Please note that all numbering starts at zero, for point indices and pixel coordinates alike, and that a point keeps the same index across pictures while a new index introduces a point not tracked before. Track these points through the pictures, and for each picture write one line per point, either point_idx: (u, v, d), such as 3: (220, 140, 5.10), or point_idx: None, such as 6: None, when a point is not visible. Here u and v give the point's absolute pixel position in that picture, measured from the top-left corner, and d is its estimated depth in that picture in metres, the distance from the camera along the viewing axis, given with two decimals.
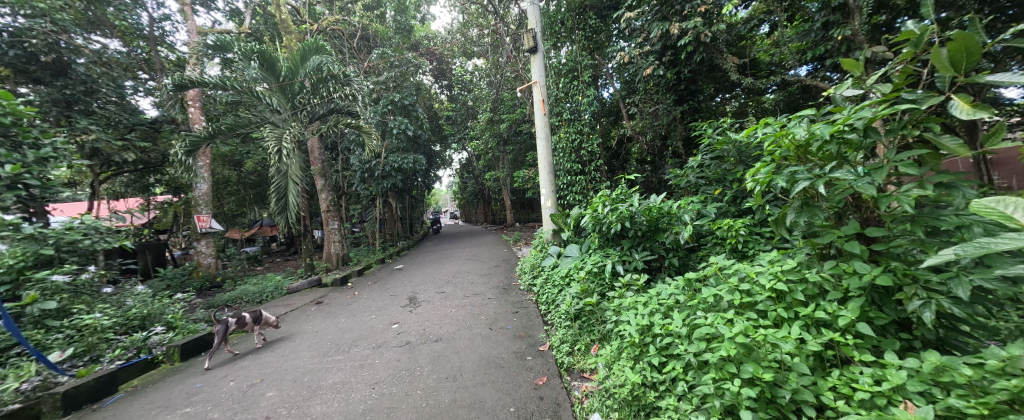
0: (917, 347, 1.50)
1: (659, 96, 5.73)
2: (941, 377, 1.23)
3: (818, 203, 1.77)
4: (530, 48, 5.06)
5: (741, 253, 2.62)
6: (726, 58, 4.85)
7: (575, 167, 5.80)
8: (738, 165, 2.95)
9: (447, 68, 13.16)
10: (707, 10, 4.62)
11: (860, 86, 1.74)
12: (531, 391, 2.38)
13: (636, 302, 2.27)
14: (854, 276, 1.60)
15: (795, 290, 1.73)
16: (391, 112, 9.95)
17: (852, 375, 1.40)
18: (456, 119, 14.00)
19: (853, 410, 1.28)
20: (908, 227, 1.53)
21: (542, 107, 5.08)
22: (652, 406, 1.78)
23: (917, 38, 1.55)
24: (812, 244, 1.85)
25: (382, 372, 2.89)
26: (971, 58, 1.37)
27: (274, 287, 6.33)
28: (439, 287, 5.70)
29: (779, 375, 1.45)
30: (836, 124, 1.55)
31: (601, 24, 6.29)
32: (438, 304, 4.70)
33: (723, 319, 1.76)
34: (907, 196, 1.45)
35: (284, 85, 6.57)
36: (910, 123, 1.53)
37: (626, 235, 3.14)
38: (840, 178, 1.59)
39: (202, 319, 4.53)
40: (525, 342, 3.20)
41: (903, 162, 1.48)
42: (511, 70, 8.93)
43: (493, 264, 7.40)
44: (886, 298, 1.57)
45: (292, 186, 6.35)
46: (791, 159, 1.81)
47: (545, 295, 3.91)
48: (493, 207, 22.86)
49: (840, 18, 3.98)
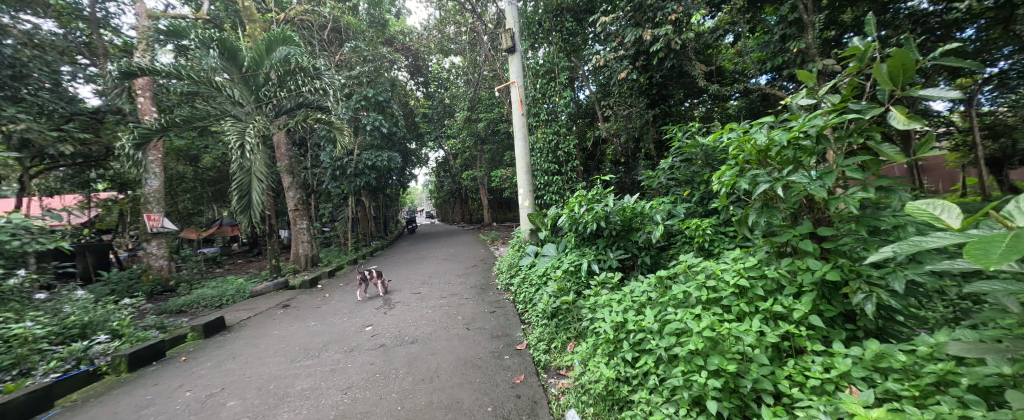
0: (860, 336, 1.67)
1: (632, 100, 5.93)
2: (880, 363, 1.37)
3: (777, 204, 1.90)
4: (508, 48, 5.05)
5: (708, 251, 2.73)
6: (695, 66, 5.05)
7: (552, 168, 5.89)
8: (705, 167, 3.09)
9: (422, 64, 12.84)
10: (677, 18, 4.77)
11: (813, 96, 1.89)
12: (508, 390, 2.40)
13: (611, 300, 2.35)
14: (807, 272, 1.74)
15: (755, 286, 1.85)
16: (364, 108, 9.60)
17: (805, 364, 1.52)
18: (432, 117, 13.82)
19: (806, 396, 1.39)
20: (853, 226, 1.69)
21: (519, 107, 5.08)
22: (625, 400, 1.88)
23: (862, 54, 1.69)
24: (771, 243, 1.99)
25: (355, 376, 2.81)
26: (907, 74, 1.52)
27: (235, 290, 5.97)
28: (415, 287, 5.59)
29: (741, 366, 1.55)
30: (793, 131, 1.68)
31: (577, 27, 6.46)
32: (414, 305, 4.61)
33: (692, 314, 1.86)
34: (852, 198, 1.60)
35: (246, 77, 6.24)
36: (856, 131, 1.68)
37: (601, 235, 3.22)
38: (796, 181, 1.72)
39: (153, 326, 4.21)
40: (502, 341, 3.21)
41: (850, 167, 1.62)
42: (489, 70, 8.89)
43: (470, 264, 7.34)
44: (835, 292, 1.72)
45: (257, 183, 5.96)
46: (753, 163, 1.94)
47: (523, 295, 3.92)
48: (469, 207, 22.56)
49: (796, 31, 4.38)
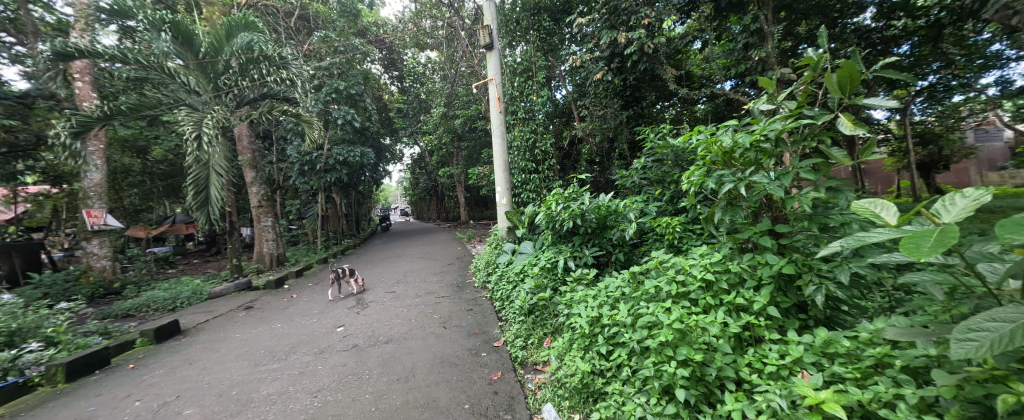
0: (811, 325, 1.81)
1: (607, 101, 6.08)
2: (828, 349, 1.49)
3: (739, 203, 2.03)
4: (486, 45, 5.02)
5: (677, 247, 2.85)
6: (666, 69, 5.25)
7: (529, 166, 5.92)
8: (675, 167, 3.23)
9: (397, 58, 12.51)
10: (650, 23, 4.93)
11: (773, 102, 2.02)
12: (485, 387, 2.41)
13: (586, 295, 2.42)
14: (766, 267, 1.86)
15: (720, 280, 1.96)
16: (335, 101, 9.24)
17: (764, 352, 1.64)
18: (407, 112, 13.52)
19: (764, 382, 1.49)
20: (806, 224, 1.83)
21: (497, 104, 5.06)
22: (599, 392, 1.94)
23: (815, 64, 1.83)
24: (734, 240, 2.12)
25: (325, 378, 2.71)
26: (853, 83, 1.66)
27: (191, 292, 5.59)
28: (389, 286, 5.46)
29: (707, 356, 1.65)
30: (754, 134, 1.80)
31: (554, 27, 6.56)
32: (388, 304, 4.50)
33: (663, 308, 1.94)
34: (806, 197, 1.74)
35: (203, 63, 5.76)
36: (809, 136, 1.82)
37: (577, 232, 3.29)
38: (757, 181, 1.84)
39: (95, 332, 3.86)
40: (479, 339, 3.21)
41: (804, 169, 1.76)
42: (467, 66, 8.81)
43: (446, 262, 7.25)
44: (790, 285, 1.86)
45: (216, 177, 5.60)
46: (719, 164, 2.05)
47: (500, 292, 3.94)
48: (445, 205, 22.26)
49: (757, 41, 4.67)
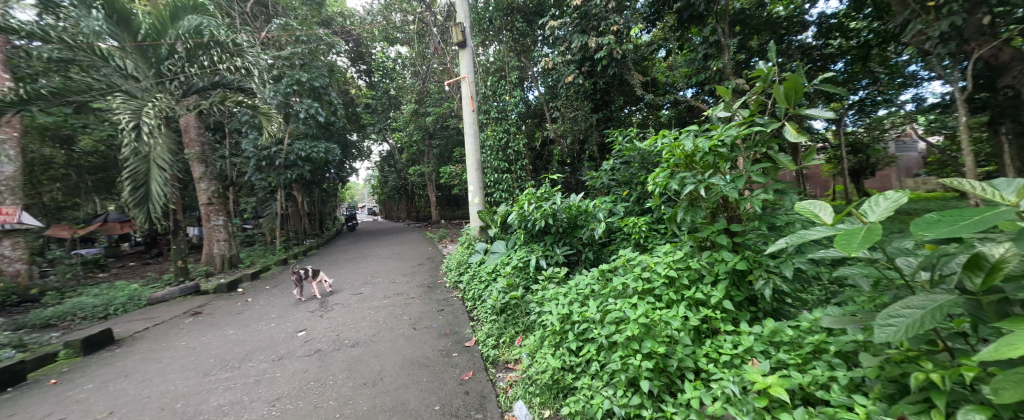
0: (761, 317, 1.97)
1: (578, 103, 6.24)
2: (774, 338, 1.64)
3: (700, 203, 2.16)
4: (459, 43, 4.96)
5: (643, 246, 2.98)
6: (633, 75, 5.44)
7: (502, 166, 5.93)
8: (641, 169, 3.38)
9: (365, 52, 12.06)
10: (619, 30, 5.11)
11: (729, 109, 2.17)
12: (456, 387, 2.39)
13: (557, 293, 2.47)
14: (722, 263, 2.00)
15: (682, 276, 2.07)
16: (296, 93, 8.73)
17: (719, 343, 1.76)
18: (376, 108, 13.07)
19: (719, 370, 1.61)
20: (756, 223, 2.00)
21: (470, 103, 5.02)
22: (569, 387, 1.99)
23: (765, 75, 1.99)
24: (694, 238, 2.25)
25: (285, 386, 2.57)
26: (797, 95, 1.82)
27: (127, 298, 5.06)
28: (355, 288, 5.26)
29: (669, 348, 1.74)
30: (713, 139, 1.93)
31: (527, 28, 6.66)
32: (354, 307, 4.34)
33: (629, 304, 2.02)
34: (757, 198, 1.90)
35: (143, 46, 5.38)
36: (759, 142, 1.98)
37: (548, 231, 3.35)
38: (715, 183, 1.97)
39: (7, 345, 3.41)
40: (451, 339, 3.18)
41: (755, 172, 1.91)
42: (439, 63, 8.67)
43: (416, 262, 7.09)
44: (742, 280, 2.00)
45: (157, 172, 5.12)
46: (682, 166, 2.16)
47: (471, 292, 3.92)
48: (415, 204, 21.73)
49: (715, 52, 4.99)
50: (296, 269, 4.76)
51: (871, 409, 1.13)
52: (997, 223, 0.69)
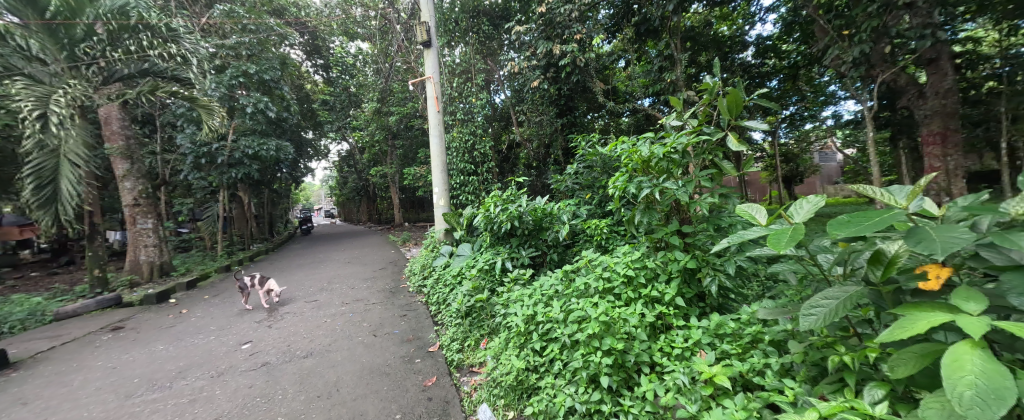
0: (708, 311, 2.14)
1: (544, 108, 6.37)
2: (719, 330, 1.79)
3: (655, 206, 2.30)
4: (424, 42, 4.86)
5: (604, 247, 3.10)
6: (595, 82, 5.70)
7: (468, 168, 5.88)
8: (602, 174, 3.52)
9: (322, 45, 11.44)
10: (581, 39, 5.30)
11: (680, 119, 2.34)
12: (419, 394, 2.34)
13: (522, 295, 2.50)
14: (675, 262, 2.14)
15: (639, 275, 2.19)
16: (243, 86, 8.06)
17: (672, 337, 1.88)
18: (334, 105, 12.42)
19: (671, 363, 1.72)
20: (704, 225, 2.17)
21: (435, 104, 4.92)
22: (533, 387, 2.02)
23: (712, 88, 2.17)
24: (650, 239, 2.39)
25: (227, 404, 2.36)
26: (738, 107, 2.01)
27: (28, 313, 4.38)
28: (310, 295, 4.95)
29: (627, 344, 1.83)
30: (667, 146, 2.08)
31: (493, 31, 6.84)
32: (308, 315, 4.08)
33: (591, 303, 2.10)
34: (704, 202, 2.06)
35: (53, 26, 4.64)
36: (706, 150, 2.15)
37: (514, 233, 3.39)
38: (669, 187, 2.11)
39: None
40: (413, 345, 3.10)
41: (703, 177, 2.08)
42: (403, 62, 8.43)
43: (378, 266, 6.82)
44: (692, 278, 2.16)
45: (68, 169, 4.53)
46: (639, 171, 2.29)
47: (436, 296, 3.85)
48: (377, 206, 20.90)
49: (669, 65, 5.33)
50: (241, 277, 4.40)
51: (797, 391, 1.27)
52: (891, 223, 0.83)
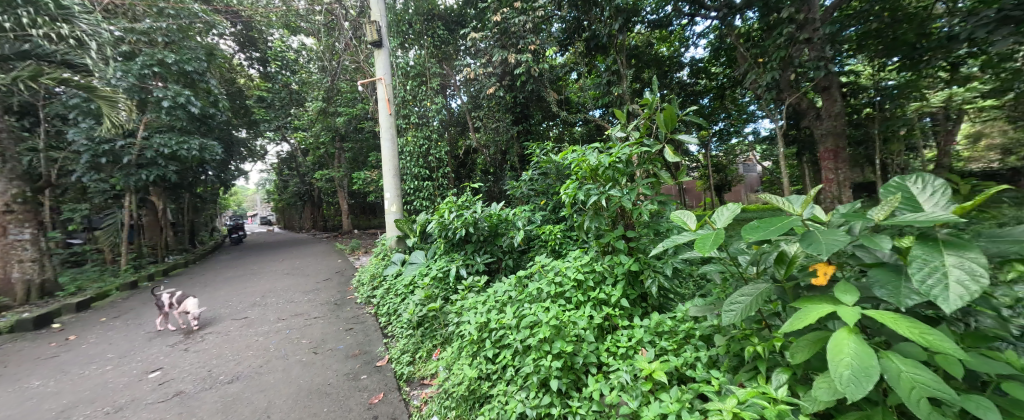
0: (650, 311, 2.29)
1: (500, 115, 6.44)
2: (659, 329, 1.91)
3: (602, 213, 2.41)
4: (374, 42, 4.69)
5: (558, 252, 3.18)
6: (549, 92, 5.95)
7: (423, 173, 5.73)
8: (557, 181, 3.62)
9: (258, 37, 10.53)
10: (536, 49, 5.49)
11: (624, 131, 2.50)
12: (363, 413, 2.20)
13: (476, 302, 2.48)
14: (620, 266, 2.26)
15: (588, 279, 2.28)
16: (159, 76, 7.14)
17: (618, 337, 1.98)
18: (272, 103, 11.45)
19: (616, 362, 1.81)
20: (646, 229, 2.33)
21: (386, 106, 4.75)
22: (485, 396, 2.00)
23: (651, 104, 2.35)
24: (599, 244, 2.50)
25: None
26: (673, 122, 2.20)
27: None
28: (240, 312, 4.47)
29: (576, 346, 1.89)
30: (612, 156, 2.20)
31: (448, 36, 6.78)
32: (237, 334, 3.68)
33: (542, 308, 2.14)
34: (645, 209, 2.21)
35: None
36: (647, 160, 2.32)
37: (469, 240, 3.36)
38: (614, 195, 2.23)
39: None
40: (359, 360, 2.92)
41: (644, 186, 2.23)
42: (351, 61, 8.03)
43: (322, 277, 6.35)
44: (636, 279, 2.30)
45: None
46: (588, 179, 2.40)
47: (386, 307, 3.68)
48: (322, 212, 19.52)
49: (616, 80, 5.68)
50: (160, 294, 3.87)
51: (722, 380, 1.40)
52: (787, 227, 0.98)
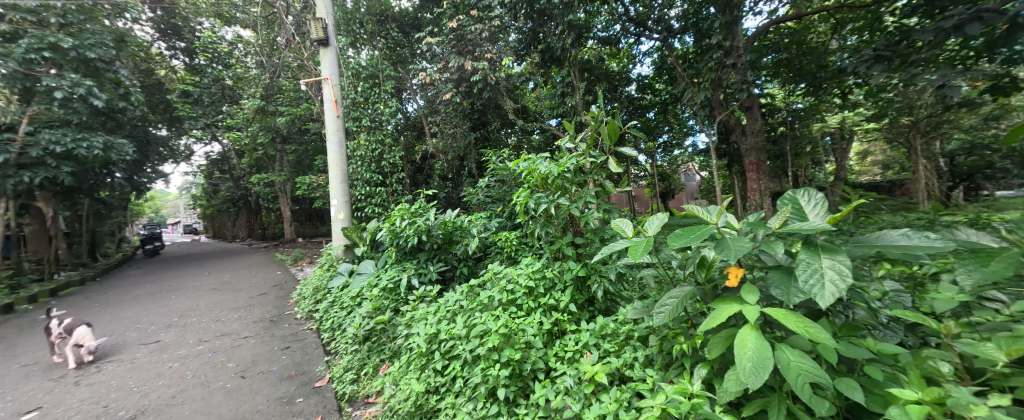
0: (596, 314, 2.38)
1: (456, 121, 6.40)
2: (604, 332, 1.99)
3: (552, 220, 2.48)
4: (320, 40, 4.45)
5: (513, 259, 3.20)
6: (505, 101, 6.10)
7: (375, 178, 5.49)
8: (512, 188, 3.66)
9: (184, 26, 9.49)
10: (491, 58, 5.62)
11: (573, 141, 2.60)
12: None
13: (426, 313, 2.42)
14: (569, 272, 2.33)
15: (538, 286, 2.32)
16: (53, 62, 6.13)
17: (565, 342, 2.03)
18: (200, 98, 10.32)
19: (562, 367, 1.85)
20: (592, 236, 2.43)
21: (334, 108, 4.50)
22: (433, 410, 1.95)
23: (596, 116, 2.47)
24: (550, 251, 2.56)
25: None
26: (616, 134, 2.33)
27: None
28: (155, 335, 3.93)
29: (525, 354, 1.91)
30: (561, 165, 2.28)
31: (402, 38, 6.66)
32: (149, 360, 3.23)
33: (493, 316, 2.14)
34: (591, 216, 2.31)
35: None
36: (593, 170, 2.43)
37: (422, 248, 3.27)
38: (563, 203, 2.31)
39: None
40: (296, 382, 2.69)
41: (590, 194, 2.33)
42: (294, 58, 7.51)
43: (258, 291, 5.80)
44: (584, 284, 2.38)
45: None
46: (539, 187, 2.46)
47: (330, 321, 3.44)
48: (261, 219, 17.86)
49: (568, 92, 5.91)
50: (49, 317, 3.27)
51: (655, 379, 1.49)
52: (703, 235, 1.08)
